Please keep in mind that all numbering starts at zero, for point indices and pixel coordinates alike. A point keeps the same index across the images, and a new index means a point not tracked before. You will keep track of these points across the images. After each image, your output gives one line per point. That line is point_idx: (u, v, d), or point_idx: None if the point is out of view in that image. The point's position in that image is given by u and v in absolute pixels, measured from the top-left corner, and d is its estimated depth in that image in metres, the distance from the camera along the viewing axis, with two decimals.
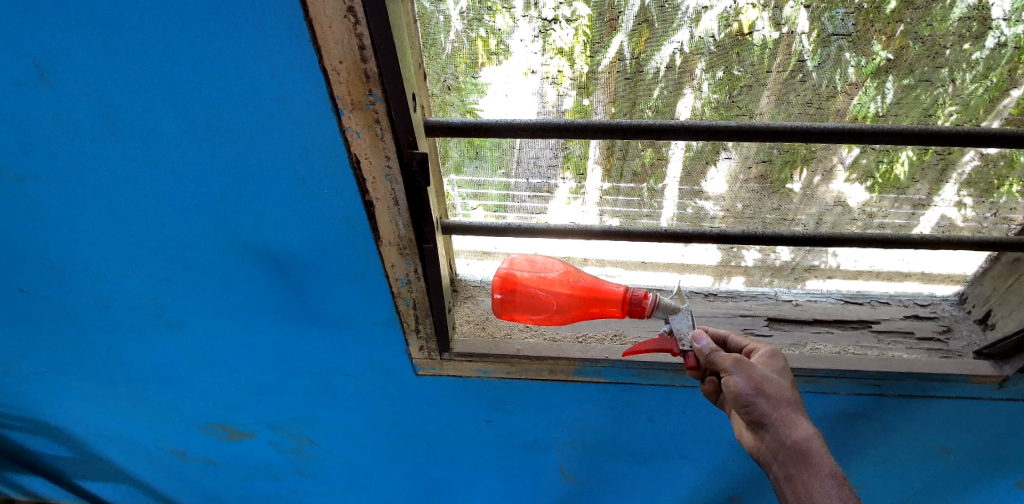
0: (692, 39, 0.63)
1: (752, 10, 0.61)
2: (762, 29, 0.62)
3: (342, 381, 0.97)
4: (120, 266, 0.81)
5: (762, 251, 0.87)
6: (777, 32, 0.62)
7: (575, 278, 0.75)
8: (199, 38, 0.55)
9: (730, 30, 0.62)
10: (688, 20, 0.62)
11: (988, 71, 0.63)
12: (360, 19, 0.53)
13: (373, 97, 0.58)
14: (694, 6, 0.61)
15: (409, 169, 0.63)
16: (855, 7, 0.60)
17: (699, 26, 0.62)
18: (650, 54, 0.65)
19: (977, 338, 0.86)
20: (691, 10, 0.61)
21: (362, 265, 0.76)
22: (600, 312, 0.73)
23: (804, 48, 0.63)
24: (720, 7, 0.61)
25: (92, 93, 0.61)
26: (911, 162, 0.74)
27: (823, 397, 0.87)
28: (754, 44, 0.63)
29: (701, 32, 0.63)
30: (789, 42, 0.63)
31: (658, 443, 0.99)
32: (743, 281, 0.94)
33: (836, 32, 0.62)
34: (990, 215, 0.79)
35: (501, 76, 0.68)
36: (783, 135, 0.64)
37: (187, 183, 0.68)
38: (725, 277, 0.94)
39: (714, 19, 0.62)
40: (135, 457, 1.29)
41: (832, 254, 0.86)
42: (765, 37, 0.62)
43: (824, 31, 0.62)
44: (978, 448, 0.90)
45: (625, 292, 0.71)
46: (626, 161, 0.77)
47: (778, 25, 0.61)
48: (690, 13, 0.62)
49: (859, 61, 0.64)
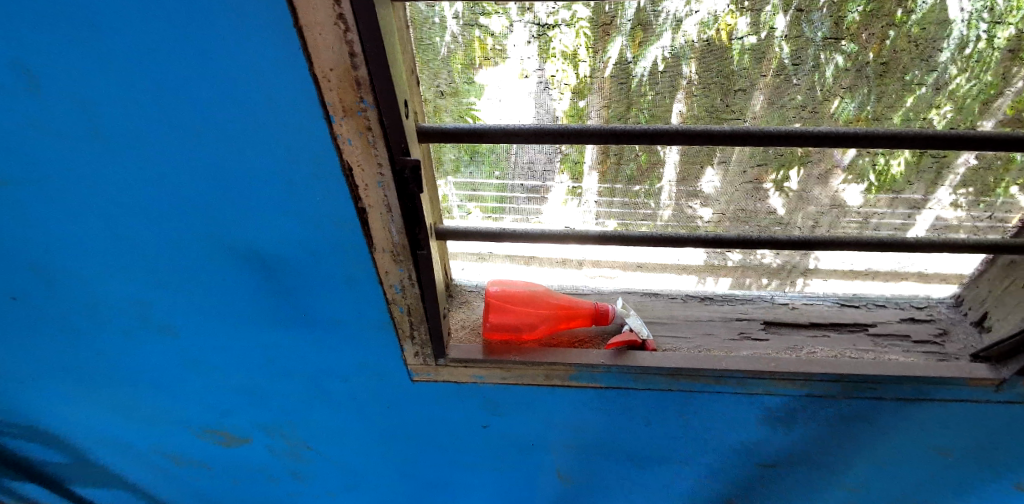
0: (677, 42, 0.63)
1: (731, 15, 0.61)
2: (743, 34, 0.62)
3: (338, 385, 0.96)
4: (114, 270, 0.80)
5: (744, 252, 0.86)
6: (756, 37, 0.62)
7: (553, 295, 0.91)
8: (191, 39, 0.55)
9: (712, 37, 0.62)
10: (671, 26, 0.62)
11: (980, 72, 0.63)
12: (350, 26, 0.52)
13: (364, 104, 0.57)
14: (674, 15, 0.61)
15: (402, 176, 0.63)
16: (837, 10, 0.59)
17: (680, 32, 0.62)
18: (638, 61, 0.65)
19: (974, 341, 0.86)
20: (674, 16, 0.61)
21: (356, 271, 0.75)
22: (570, 326, 0.91)
23: (783, 52, 0.63)
24: (704, 12, 0.61)
25: (84, 95, 0.60)
26: (905, 164, 0.74)
27: (820, 400, 0.86)
28: (737, 48, 0.63)
29: (685, 37, 0.63)
30: (771, 44, 0.62)
31: (654, 446, 0.99)
32: (730, 282, 0.95)
33: (819, 36, 0.61)
34: (987, 216, 0.79)
35: (497, 78, 0.68)
36: (778, 139, 0.64)
37: (184, 186, 0.67)
38: (711, 278, 0.95)
39: (695, 24, 0.62)
40: (132, 462, 1.28)
41: (816, 258, 0.87)
42: (748, 43, 0.62)
43: (804, 36, 0.61)
44: (976, 450, 0.90)
45: (596, 306, 0.90)
46: (622, 165, 0.77)
47: (758, 29, 0.61)
48: (672, 20, 0.62)
49: (841, 62, 0.63)
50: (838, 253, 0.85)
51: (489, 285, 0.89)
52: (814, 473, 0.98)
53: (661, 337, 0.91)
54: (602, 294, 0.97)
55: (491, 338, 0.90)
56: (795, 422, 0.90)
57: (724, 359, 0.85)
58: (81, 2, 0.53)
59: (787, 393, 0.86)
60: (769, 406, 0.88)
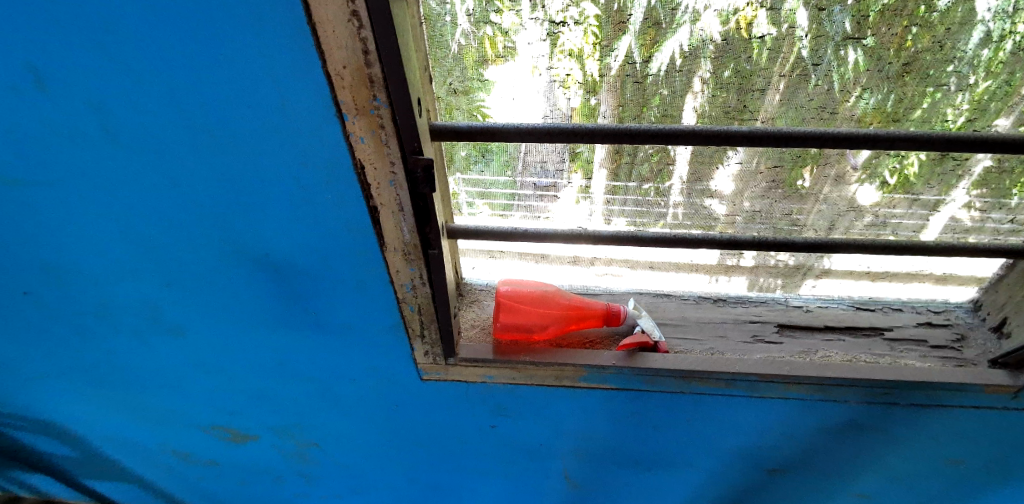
0: (692, 38, 0.62)
1: (749, 8, 0.59)
2: (762, 28, 0.60)
3: (346, 385, 0.96)
4: (123, 269, 0.80)
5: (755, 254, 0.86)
6: (777, 30, 0.60)
7: (566, 296, 0.90)
8: (201, 41, 0.54)
9: (731, 31, 0.61)
10: (688, 19, 0.61)
11: (1000, 68, 0.61)
12: (363, 23, 0.51)
13: (377, 102, 0.57)
14: (691, 6, 0.60)
15: (414, 176, 0.62)
16: (854, 4, 0.58)
17: (698, 25, 0.61)
18: (651, 57, 0.64)
19: (992, 346, 0.85)
20: (691, 9, 0.60)
21: (366, 272, 0.75)
22: (582, 327, 0.91)
23: (803, 46, 0.61)
24: (721, 6, 0.59)
25: (93, 94, 0.60)
26: (922, 164, 0.72)
27: (833, 406, 0.85)
28: (756, 43, 0.61)
29: (701, 31, 0.61)
30: (791, 40, 0.61)
31: (665, 451, 0.98)
32: (743, 280, 0.93)
33: (836, 33, 0.60)
34: (1007, 222, 0.78)
35: (508, 74, 0.67)
36: (795, 140, 0.63)
37: (195, 186, 0.67)
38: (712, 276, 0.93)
39: (714, 18, 0.60)
40: (140, 458, 1.29)
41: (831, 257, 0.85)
42: (767, 37, 0.61)
43: (824, 32, 0.60)
44: (992, 458, 0.88)
45: (607, 307, 0.90)
46: (634, 164, 0.76)
47: (778, 23, 0.60)
48: (689, 13, 0.60)
49: (861, 59, 0.61)
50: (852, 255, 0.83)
51: (500, 285, 0.89)
52: (825, 479, 0.97)
53: (672, 340, 0.90)
54: (613, 294, 0.97)
55: (502, 338, 0.89)
56: (808, 428, 0.89)
57: (736, 362, 0.84)
58: (85, 12, 0.54)
59: (800, 398, 0.85)
60: (782, 412, 0.87)
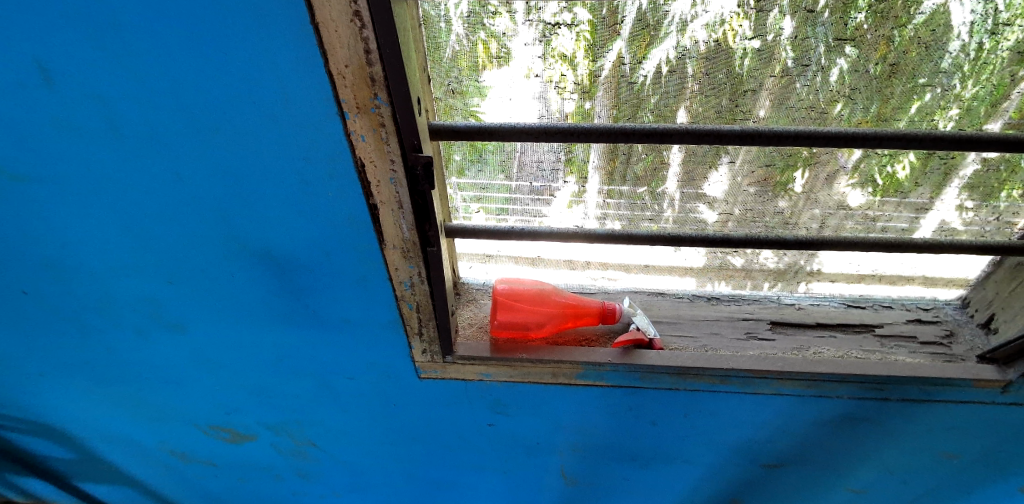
0: (682, 46, 0.64)
1: (738, 18, 0.61)
2: (746, 38, 0.62)
3: (344, 383, 0.97)
4: (125, 267, 0.81)
5: (747, 255, 0.87)
6: (762, 39, 0.62)
7: (561, 296, 0.91)
8: (205, 39, 0.55)
9: (718, 39, 0.63)
10: (677, 29, 0.62)
11: (985, 73, 0.63)
12: (366, 23, 0.53)
13: (378, 101, 0.58)
14: (679, 16, 0.62)
15: (414, 173, 0.64)
16: (840, 11, 0.60)
17: (687, 34, 0.63)
18: (640, 63, 0.65)
19: (980, 342, 0.86)
20: (680, 19, 0.62)
21: (365, 269, 0.76)
22: (577, 325, 0.92)
23: (789, 56, 0.63)
24: (709, 16, 0.61)
25: (99, 92, 0.61)
26: (912, 166, 0.74)
27: (826, 401, 0.86)
28: (743, 51, 0.63)
29: (691, 40, 0.63)
30: (779, 47, 0.63)
31: (661, 448, 0.99)
32: (729, 285, 0.96)
33: (822, 37, 0.62)
34: (993, 219, 0.79)
35: (504, 79, 0.68)
36: (787, 139, 0.65)
37: (199, 184, 0.68)
38: (706, 278, 0.95)
39: (703, 27, 0.62)
40: (137, 459, 1.29)
41: (818, 259, 0.87)
42: (755, 45, 0.63)
43: (812, 38, 0.62)
44: (982, 452, 0.90)
45: (602, 305, 0.91)
46: (630, 165, 0.77)
47: (765, 33, 0.62)
48: (678, 22, 0.62)
49: (850, 65, 0.63)
50: (843, 254, 0.85)
51: (497, 283, 0.89)
52: (819, 473, 0.99)
53: (667, 338, 0.91)
54: (608, 294, 0.98)
55: (499, 337, 0.90)
56: (801, 425, 0.91)
57: (731, 359, 0.85)
58: (91, 10, 0.55)
59: (793, 394, 0.86)
60: (776, 408, 0.88)
